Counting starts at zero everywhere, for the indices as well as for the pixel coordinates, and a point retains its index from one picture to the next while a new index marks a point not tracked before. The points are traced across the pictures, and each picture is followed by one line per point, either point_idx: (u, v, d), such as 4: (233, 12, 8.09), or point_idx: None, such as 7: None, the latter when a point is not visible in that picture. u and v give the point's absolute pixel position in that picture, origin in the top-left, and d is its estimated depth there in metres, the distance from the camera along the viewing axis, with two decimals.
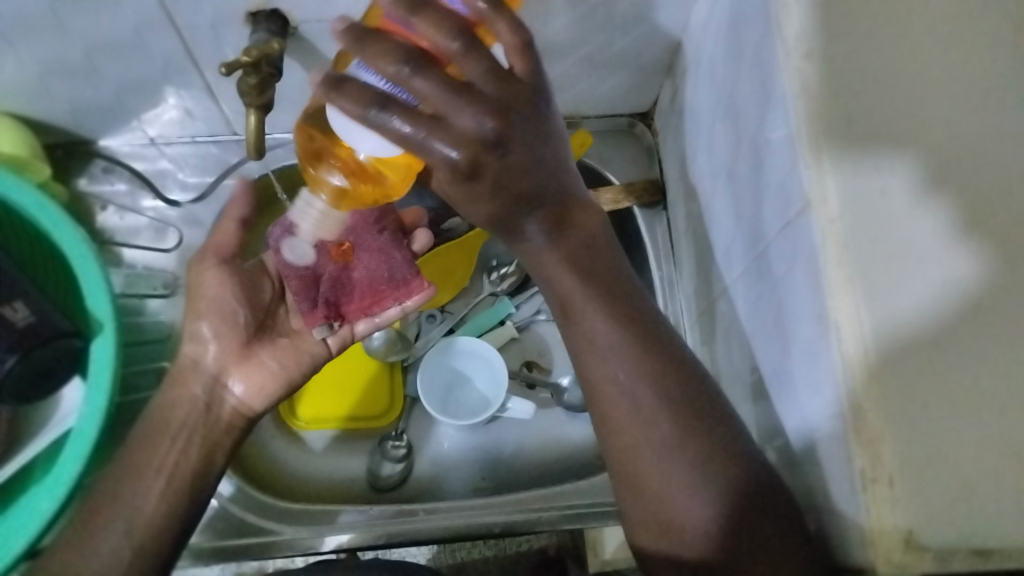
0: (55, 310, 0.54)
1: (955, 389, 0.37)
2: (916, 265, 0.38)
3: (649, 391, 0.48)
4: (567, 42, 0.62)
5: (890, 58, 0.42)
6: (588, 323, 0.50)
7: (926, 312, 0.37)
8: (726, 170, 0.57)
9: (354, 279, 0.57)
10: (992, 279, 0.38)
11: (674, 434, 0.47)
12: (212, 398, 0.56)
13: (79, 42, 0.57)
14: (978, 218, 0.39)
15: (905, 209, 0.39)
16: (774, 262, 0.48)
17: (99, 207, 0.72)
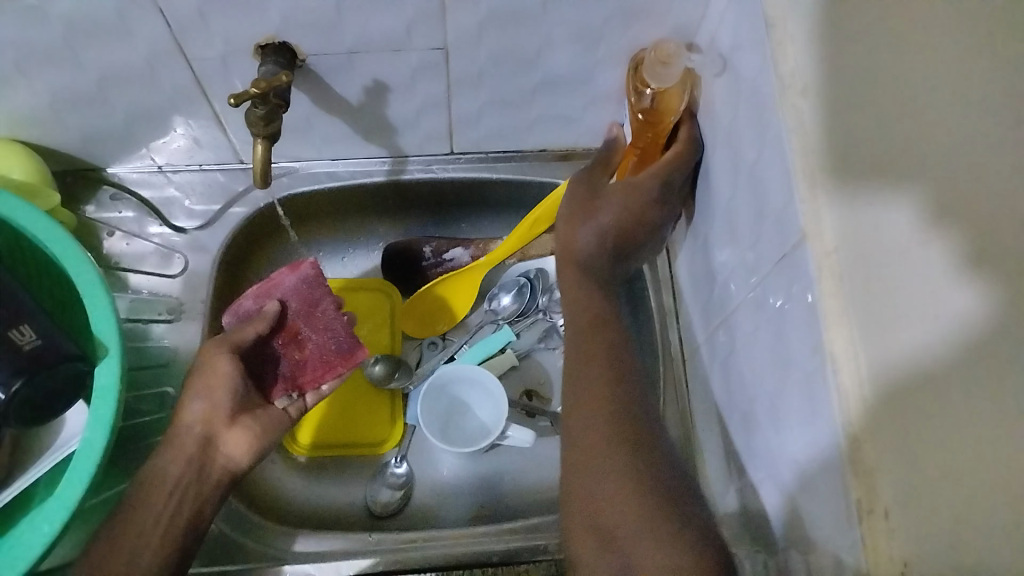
0: (61, 335, 0.55)
1: (959, 431, 0.35)
2: (914, 299, 0.37)
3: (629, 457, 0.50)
4: (569, 75, 0.64)
5: (891, 64, 0.40)
6: (582, 399, 0.53)
7: (928, 352, 0.36)
8: (724, 204, 0.58)
9: (303, 352, 0.63)
10: (1000, 312, 0.33)
11: (649, 499, 0.48)
12: (207, 457, 0.56)
13: (91, 72, 0.58)
14: (989, 243, 0.34)
15: (907, 234, 0.37)
16: (770, 294, 0.49)
17: (105, 233, 0.72)
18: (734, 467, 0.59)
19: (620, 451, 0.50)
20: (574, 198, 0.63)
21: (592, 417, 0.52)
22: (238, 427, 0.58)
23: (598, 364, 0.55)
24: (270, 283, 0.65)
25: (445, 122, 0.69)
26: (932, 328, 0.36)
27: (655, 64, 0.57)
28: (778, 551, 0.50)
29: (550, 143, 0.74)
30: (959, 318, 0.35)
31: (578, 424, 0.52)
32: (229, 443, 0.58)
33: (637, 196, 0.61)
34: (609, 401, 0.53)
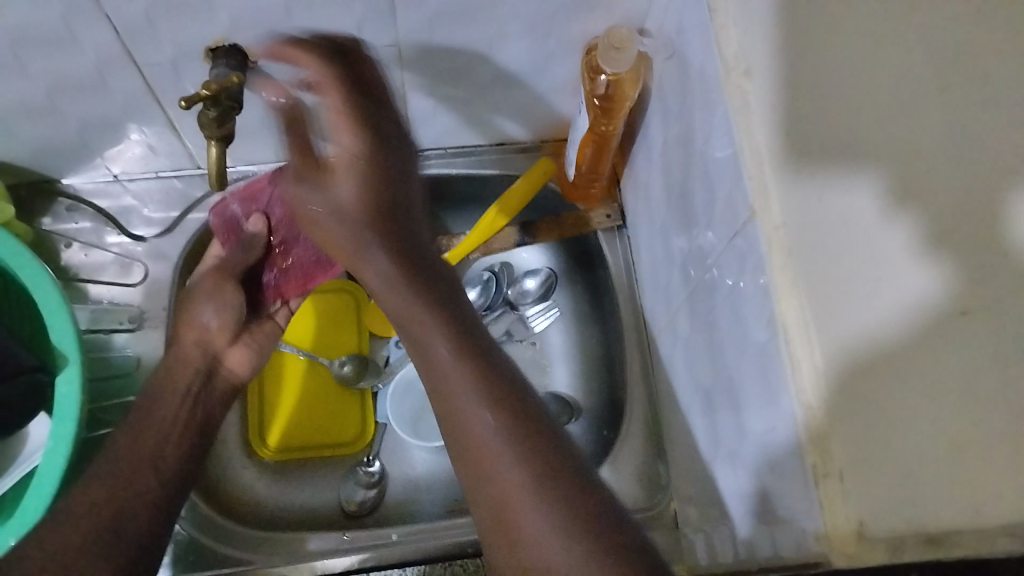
0: (19, 346, 0.55)
1: (918, 406, 0.36)
2: (874, 283, 0.37)
3: (527, 477, 0.41)
4: (521, 67, 0.64)
5: (845, 53, 0.41)
6: (459, 422, 0.44)
7: (887, 329, 0.37)
8: (678, 188, 0.59)
9: (288, 263, 0.67)
10: (960, 296, 0.36)
11: (563, 514, 0.39)
12: (213, 371, 0.63)
13: (41, 83, 0.58)
14: (947, 237, 0.36)
15: (869, 221, 0.38)
16: (724, 272, 0.50)
17: (63, 245, 0.71)
18: (698, 446, 0.60)
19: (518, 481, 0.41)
20: (342, 119, 0.51)
21: (478, 441, 0.43)
22: (238, 346, 0.66)
23: (460, 376, 0.45)
24: (252, 188, 0.65)
25: (401, 119, 0.69)
26: (885, 300, 0.37)
27: (609, 50, 0.58)
28: (743, 525, 0.52)
29: (507, 136, 0.75)
30: (923, 297, 0.36)
31: (467, 458, 0.43)
32: (233, 360, 0.65)
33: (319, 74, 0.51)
34: (496, 422, 0.43)
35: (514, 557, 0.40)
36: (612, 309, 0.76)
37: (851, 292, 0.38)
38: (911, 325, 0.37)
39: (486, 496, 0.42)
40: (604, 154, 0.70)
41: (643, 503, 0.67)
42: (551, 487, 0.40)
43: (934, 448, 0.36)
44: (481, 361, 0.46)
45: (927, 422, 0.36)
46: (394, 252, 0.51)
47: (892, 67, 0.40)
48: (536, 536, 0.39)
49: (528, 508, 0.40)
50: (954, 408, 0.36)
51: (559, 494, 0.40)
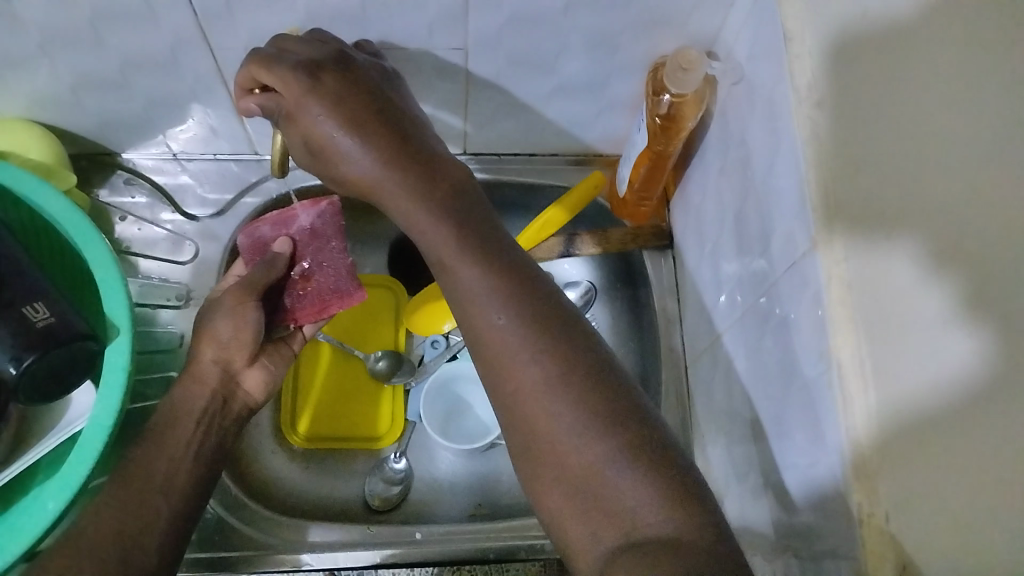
0: (74, 315, 0.56)
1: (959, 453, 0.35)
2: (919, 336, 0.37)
3: (578, 411, 0.43)
4: (583, 80, 0.65)
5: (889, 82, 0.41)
6: (500, 356, 0.46)
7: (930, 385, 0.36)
8: (733, 214, 0.58)
9: (309, 288, 0.66)
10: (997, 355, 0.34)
11: (601, 431, 0.42)
12: (228, 394, 0.59)
13: (115, 57, 0.59)
14: (989, 285, 0.34)
15: (908, 278, 0.38)
16: (776, 303, 0.50)
17: (118, 217, 0.72)
18: (732, 475, 0.60)
19: (553, 402, 0.43)
20: (358, 112, 0.51)
21: (519, 371, 0.45)
22: (255, 367, 0.62)
23: (495, 303, 0.48)
24: (287, 213, 0.66)
25: (459, 122, 0.70)
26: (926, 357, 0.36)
27: (675, 70, 0.58)
28: (776, 559, 0.51)
29: (561, 147, 0.75)
30: (959, 368, 0.35)
31: (508, 394, 0.46)
32: (249, 381, 0.61)
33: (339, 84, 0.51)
34: (524, 343, 0.46)
35: (551, 475, 0.43)
36: (651, 329, 0.76)
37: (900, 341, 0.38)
38: (947, 393, 0.35)
39: (518, 419, 0.45)
40: (659, 173, 0.69)
41: None
42: (587, 406, 0.43)
43: (966, 516, 0.34)
44: (518, 295, 0.48)
45: (959, 486, 0.35)
46: (425, 209, 0.51)
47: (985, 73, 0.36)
48: (570, 452, 0.42)
49: (563, 427, 0.43)
50: (991, 489, 0.34)
51: (597, 417, 0.42)
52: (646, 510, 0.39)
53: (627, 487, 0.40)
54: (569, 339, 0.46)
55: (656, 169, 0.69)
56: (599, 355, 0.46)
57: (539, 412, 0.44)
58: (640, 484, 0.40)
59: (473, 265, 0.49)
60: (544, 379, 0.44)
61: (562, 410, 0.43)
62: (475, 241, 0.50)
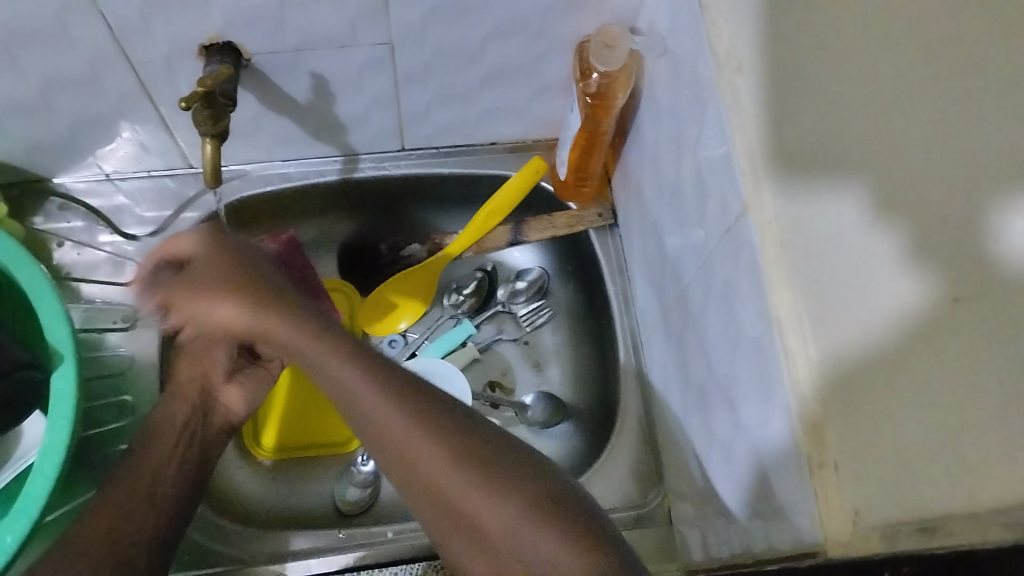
0: (15, 346, 0.55)
1: (915, 394, 0.37)
2: (862, 291, 0.38)
3: (465, 471, 0.46)
4: (514, 66, 0.65)
5: (831, 37, 0.43)
6: (379, 432, 0.49)
7: (879, 335, 0.38)
8: (670, 185, 0.59)
9: None
10: (938, 299, 0.37)
11: (489, 484, 0.46)
12: (208, 408, 0.62)
13: (33, 80, 0.57)
14: (930, 237, 0.38)
15: (846, 223, 0.40)
16: (716, 269, 0.51)
17: (55, 244, 0.71)
18: (692, 443, 0.60)
19: (457, 473, 0.46)
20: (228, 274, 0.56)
21: (401, 441, 0.48)
22: (233, 383, 0.64)
23: (361, 385, 0.50)
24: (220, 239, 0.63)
25: (393, 118, 0.70)
26: (881, 307, 0.38)
27: (600, 47, 0.58)
28: (739, 520, 0.52)
29: (499, 136, 0.75)
30: (908, 307, 0.37)
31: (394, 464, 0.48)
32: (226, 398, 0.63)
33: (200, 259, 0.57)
34: (396, 412, 0.49)
35: (458, 533, 0.46)
36: (604, 309, 0.76)
37: (840, 295, 0.39)
38: (898, 335, 0.37)
39: (424, 490, 0.47)
40: (596, 154, 0.70)
41: (635, 500, 0.68)
42: (483, 473, 0.46)
43: (928, 453, 0.36)
44: (374, 369, 0.51)
45: (919, 427, 0.36)
46: (301, 336, 0.54)
47: (865, 54, 0.42)
48: (478, 511, 0.45)
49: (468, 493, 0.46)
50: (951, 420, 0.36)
51: (482, 477, 0.46)
52: (554, 556, 0.43)
53: (531, 539, 0.44)
54: (438, 408, 0.49)
55: (592, 150, 0.70)
56: (458, 406, 0.50)
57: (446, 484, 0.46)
58: (546, 534, 0.44)
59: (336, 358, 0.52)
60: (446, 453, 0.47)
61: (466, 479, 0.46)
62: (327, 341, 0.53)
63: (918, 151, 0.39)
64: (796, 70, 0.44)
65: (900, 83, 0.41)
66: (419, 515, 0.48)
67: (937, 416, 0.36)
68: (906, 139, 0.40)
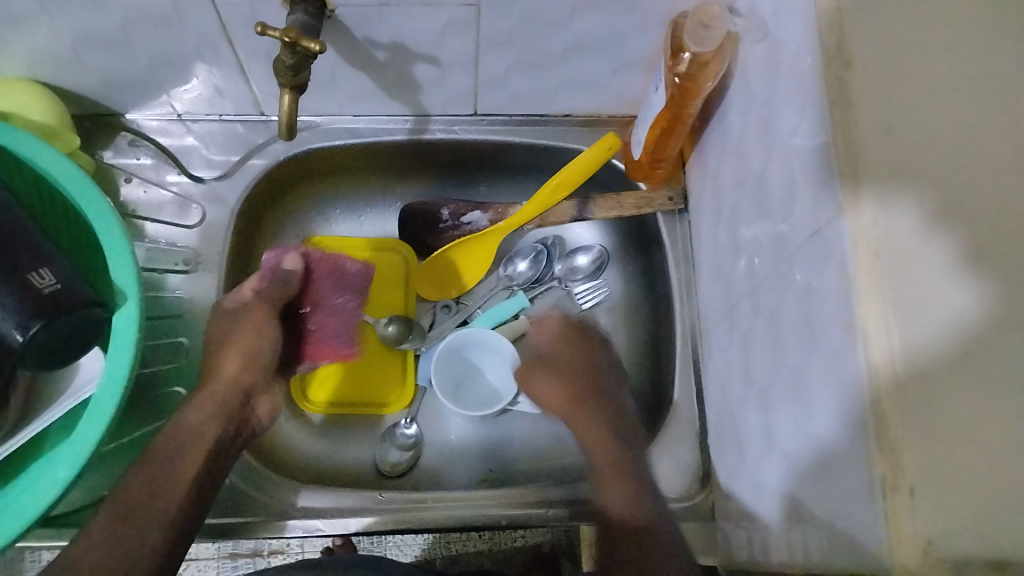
0: (82, 282, 0.55)
1: (978, 406, 0.37)
2: (923, 296, 0.38)
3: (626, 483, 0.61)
4: (601, 38, 0.62)
5: (930, 54, 0.43)
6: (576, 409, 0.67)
7: (938, 342, 0.38)
8: (754, 176, 0.57)
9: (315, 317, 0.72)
10: (995, 309, 0.37)
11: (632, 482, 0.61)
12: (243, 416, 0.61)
13: (116, 14, 0.57)
14: (993, 248, 0.38)
15: (912, 235, 0.39)
16: (797, 270, 0.49)
17: (123, 179, 0.71)
18: (747, 444, 0.59)
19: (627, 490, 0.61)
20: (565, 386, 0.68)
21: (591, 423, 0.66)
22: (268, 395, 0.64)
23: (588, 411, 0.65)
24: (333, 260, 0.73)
25: (470, 82, 0.68)
26: (939, 316, 0.38)
27: (696, 27, 0.56)
28: (793, 526, 0.51)
29: (575, 108, 0.73)
30: (963, 312, 0.38)
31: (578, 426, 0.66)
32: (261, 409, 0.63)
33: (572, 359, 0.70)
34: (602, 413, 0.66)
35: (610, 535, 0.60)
36: (665, 295, 0.75)
37: (922, 313, 0.38)
38: (953, 338, 0.37)
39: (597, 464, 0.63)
40: (677, 136, 0.68)
41: (680, 493, 0.67)
42: (631, 476, 0.62)
43: (1000, 481, 0.36)
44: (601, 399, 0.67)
45: (987, 451, 0.36)
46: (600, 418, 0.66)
47: (966, 75, 0.42)
48: (633, 519, 0.59)
49: (617, 480, 0.62)
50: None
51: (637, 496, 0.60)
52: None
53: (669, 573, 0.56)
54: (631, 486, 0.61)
55: (672, 131, 0.67)
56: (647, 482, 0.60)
57: (612, 471, 0.62)
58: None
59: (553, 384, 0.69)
60: (618, 448, 0.64)
61: (621, 477, 0.62)
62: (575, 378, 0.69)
63: (1002, 171, 0.40)
64: (894, 78, 0.43)
65: (988, 101, 0.41)
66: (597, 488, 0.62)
67: (999, 432, 0.36)
68: (997, 159, 0.40)
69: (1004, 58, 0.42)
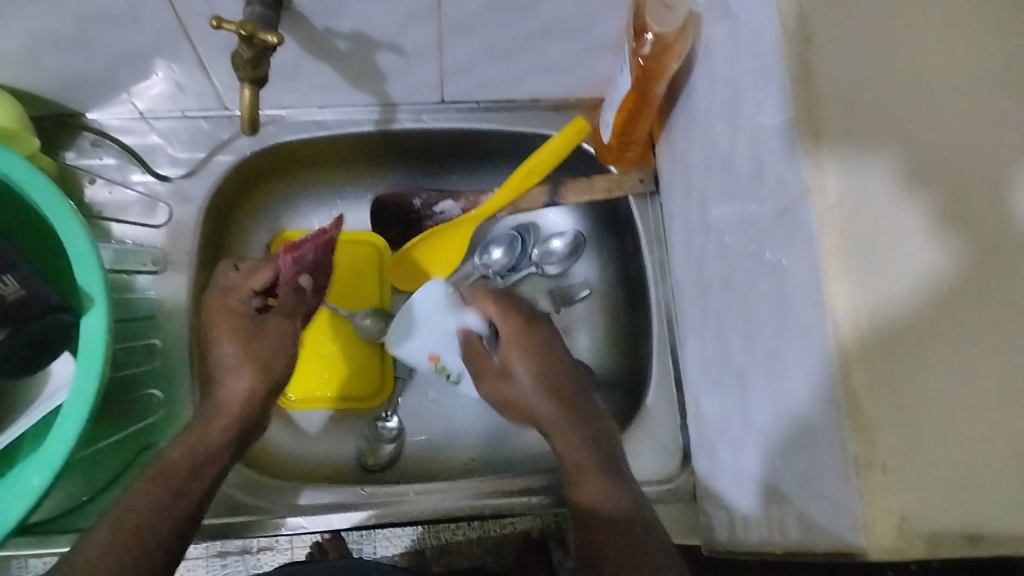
0: (47, 287, 0.55)
1: (944, 370, 0.37)
2: (893, 262, 0.39)
3: (600, 462, 0.58)
4: (564, 21, 0.62)
5: (886, 30, 0.43)
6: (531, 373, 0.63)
7: (908, 306, 0.38)
8: (722, 155, 0.57)
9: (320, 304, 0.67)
10: (965, 270, 0.38)
11: (606, 465, 0.58)
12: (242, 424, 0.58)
13: (69, 14, 0.56)
14: (962, 210, 0.39)
15: (882, 200, 0.40)
16: (766, 249, 0.49)
17: (87, 180, 0.70)
18: (724, 424, 0.59)
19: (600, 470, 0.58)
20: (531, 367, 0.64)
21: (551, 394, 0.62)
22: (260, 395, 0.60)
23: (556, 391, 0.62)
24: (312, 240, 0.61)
25: (435, 70, 0.67)
26: (909, 282, 0.38)
27: (658, 7, 0.55)
28: (771, 503, 0.51)
29: (543, 93, 0.73)
30: (934, 274, 0.38)
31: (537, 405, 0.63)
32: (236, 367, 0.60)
33: (514, 337, 0.64)
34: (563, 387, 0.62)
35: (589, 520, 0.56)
36: (640, 277, 0.75)
37: (886, 287, 0.38)
38: (923, 302, 0.38)
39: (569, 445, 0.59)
40: (645, 119, 0.67)
41: (662, 475, 0.67)
42: (608, 471, 0.58)
43: (969, 449, 0.36)
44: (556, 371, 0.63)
45: (954, 419, 0.37)
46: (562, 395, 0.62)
47: (924, 51, 0.42)
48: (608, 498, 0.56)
49: (596, 476, 0.57)
50: (991, 404, 0.37)
51: (612, 476, 0.57)
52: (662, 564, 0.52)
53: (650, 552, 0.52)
54: (607, 463, 0.58)
55: (639, 113, 0.67)
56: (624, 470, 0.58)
57: (586, 464, 0.58)
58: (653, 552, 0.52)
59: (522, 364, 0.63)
60: (584, 439, 0.59)
61: (599, 471, 0.57)
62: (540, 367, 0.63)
63: (963, 143, 0.40)
64: (852, 56, 0.43)
65: (946, 75, 0.42)
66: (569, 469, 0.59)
67: (969, 400, 0.37)
68: (959, 132, 0.40)
69: (961, 33, 0.42)
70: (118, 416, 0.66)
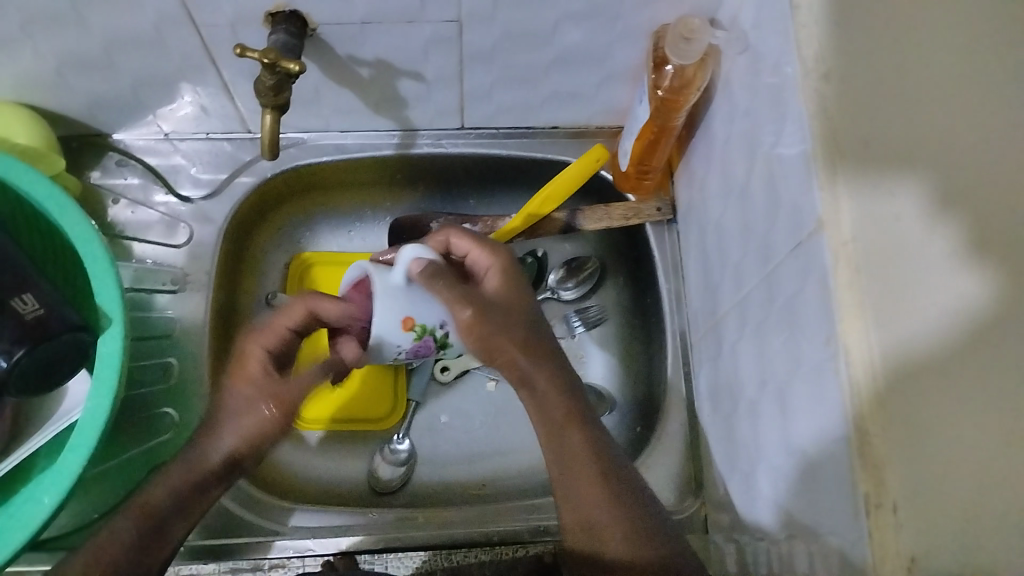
0: (65, 306, 0.56)
1: (958, 410, 0.37)
2: (916, 296, 0.38)
3: (602, 471, 0.52)
4: (584, 52, 0.62)
5: (905, 65, 0.43)
6: (521, 348, 0.55)
7: (928, 340, 0.38)
8: (739, 188, 0.57)
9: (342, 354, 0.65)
10: (997, 305, 0.38)
11: (609, 476, 0.51)
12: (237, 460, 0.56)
13: (98, 38, 0.57)
14: (988, 245, 0.39)
15: (913, 229, 0.39)
16: (781, 283, 0.49)
17: (110, 200, 0.71)
18: (737, 456, 0.59)
19: (599, 479, 0.51)
20: (524, 330, 0.56)
21: (550, 393, 0.55)
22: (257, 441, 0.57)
23: (557, 394, 0.55)
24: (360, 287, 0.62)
25: (454, 97, 0.68)
26: (933, 314, 0.38)
27: (677, 40, 0.56)
28: (781, 539, 0.50)
29: (561, 120, 0.73)
30: (962, 307, 0.38)
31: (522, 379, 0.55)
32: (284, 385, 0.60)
33: (501, 275, 0.58)
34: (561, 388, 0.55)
35: (585, 532, 0.50)
36: (655, 305, 0.75)
37: (904, 325, 0.38)
38: (947, 337, 0.38)
39: (566, 450, 0.53)
40: (662, 148, 0.68)
41: (673, 505, 0.66)
42: (613, 483, 0.51)
43: (978, 491, 0.36)
44: (552, 367, 0.56)
45: (974, 460, 0.36)
46: (558, 391, 0.55)
47: (944, 86, 0.42)
48: (607, 514, 0.50)
49: (598, 486, 0.51)
50: (1008, 447, 0.36)
51: (619, 491, 0.51)
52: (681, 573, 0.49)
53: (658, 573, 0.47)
54: (614, 468, 0.52)
55: (655, 143, 0.67)
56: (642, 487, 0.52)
57: (587, 472, 0.51)
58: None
59: (505, 310, 0.56)
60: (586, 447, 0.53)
61: (603, 481, 0.51)
62: (530, 338, 0.56)
63: (983, 181, 0.40)
64: (870, 89, 0.43)
65: (961, 109, 0.42)
66: (566, 473, 0.52)
67: (985, 437, 0.36)
68: (975, 168, 0.40)
69: (981, 70, 0.42)
70: (129, 435, 0.66)
